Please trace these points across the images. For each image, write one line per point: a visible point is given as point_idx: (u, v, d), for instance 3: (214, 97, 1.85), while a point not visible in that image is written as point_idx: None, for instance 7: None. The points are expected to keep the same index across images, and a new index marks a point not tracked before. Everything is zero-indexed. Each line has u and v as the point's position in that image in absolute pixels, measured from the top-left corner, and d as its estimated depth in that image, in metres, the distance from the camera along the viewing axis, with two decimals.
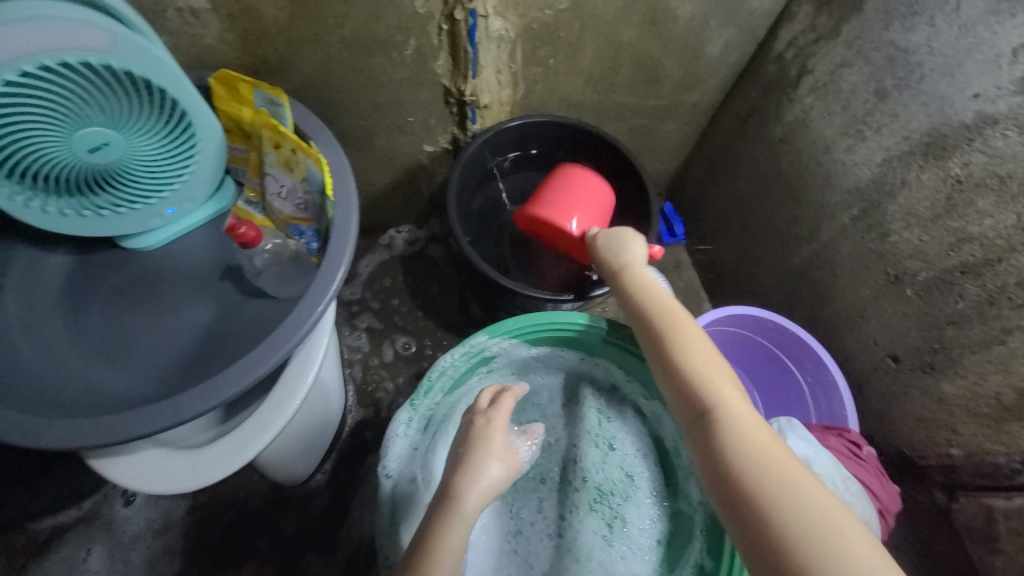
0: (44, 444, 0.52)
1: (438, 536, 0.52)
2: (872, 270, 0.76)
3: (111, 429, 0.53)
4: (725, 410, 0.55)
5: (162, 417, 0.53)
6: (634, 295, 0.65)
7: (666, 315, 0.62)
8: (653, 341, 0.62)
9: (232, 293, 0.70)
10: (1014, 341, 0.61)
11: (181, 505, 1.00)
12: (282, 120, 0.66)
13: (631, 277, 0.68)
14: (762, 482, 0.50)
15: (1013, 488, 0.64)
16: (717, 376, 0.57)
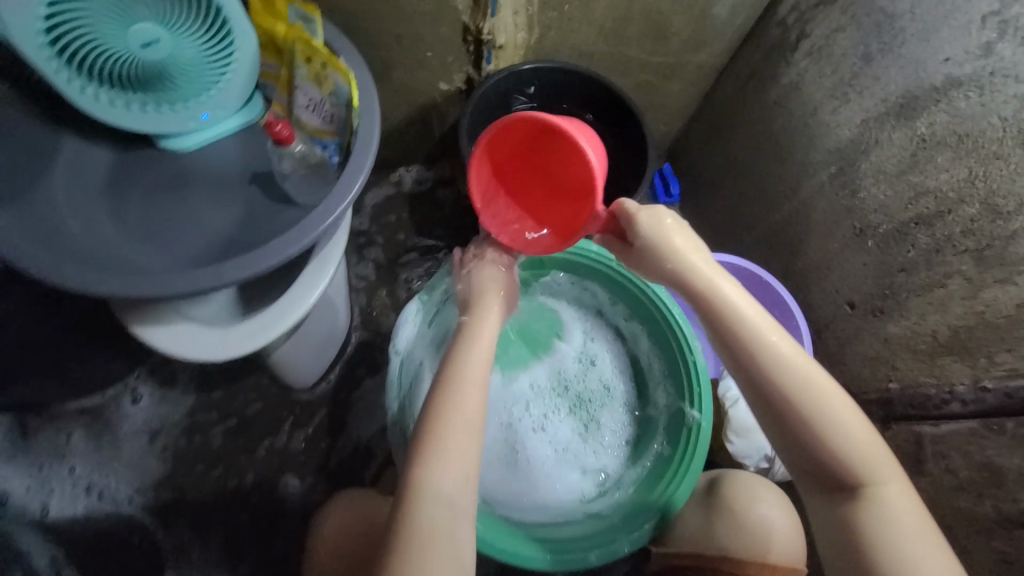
0: (104, 293, 0.59)
1: (472, 342, 0.62)
2: (841, 224, 0.83)
3: (161, 286, 0.60)
4: (856, 469, 0.54)
5: (206, 278, 0.61)
6: (762, 342, 0.56)
7: (803, 371, 0.55)
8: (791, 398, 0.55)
9: (260, 196, 0.77)
10: (953, 284, 0.68)
11: (183, 405, 1.07)
12: (308, 32, 0.72)
13: (731, 311, 0.57)
14: (889, 542, 0.52)
15: (941, 416, 0.71)
16: (857, 439, 0.55)
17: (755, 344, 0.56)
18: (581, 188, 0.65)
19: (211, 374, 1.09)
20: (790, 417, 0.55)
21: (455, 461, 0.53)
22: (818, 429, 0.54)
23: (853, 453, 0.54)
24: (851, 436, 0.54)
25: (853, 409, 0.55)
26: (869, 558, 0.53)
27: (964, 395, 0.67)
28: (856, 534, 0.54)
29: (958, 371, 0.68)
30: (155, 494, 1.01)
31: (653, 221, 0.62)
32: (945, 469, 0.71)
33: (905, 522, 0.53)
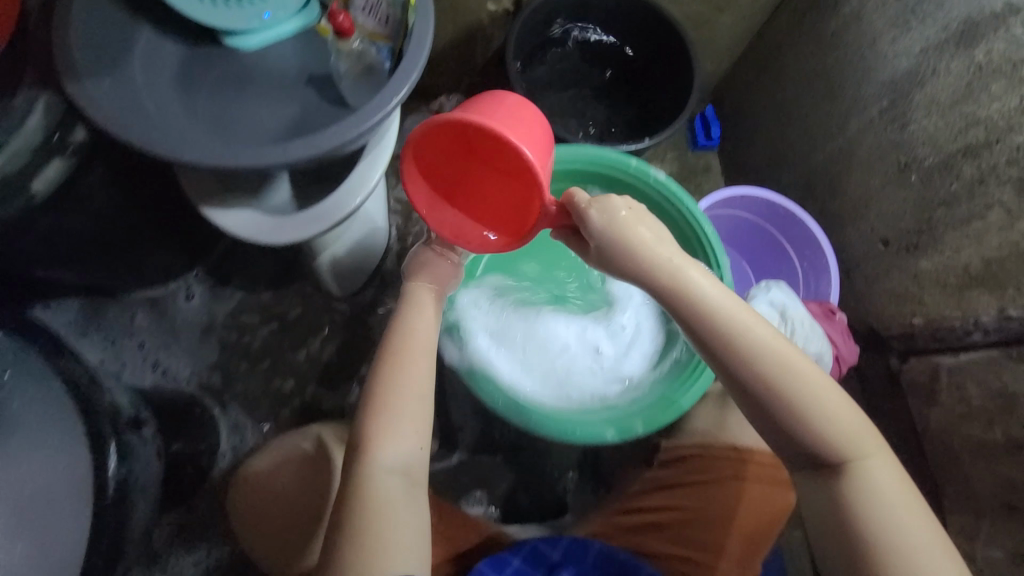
0: (187, 159, 0.65)
1: (409, 338, 0.64)
2: (886, 160, 0.82)
3: (237, 157, 0.66)
4: (838, 448, 0.55)
5: (272, 155, 0.67)
6: (731, 333, 0.55)
7: (776, 355, 0.55)
8: (767, 384, 0.55)
9: (314, 97, 0.81)
10: (992, 215, 0.68)
11: (233, 302, 1.16)
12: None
13: (702, 301, 0.56)
14: (877, 514, 0.53)
15: (964, 347, 0.72)
16: (835, 416, 0.55)
17: (729, 334, 0.55)
18: (518, 172, 0.61)
19: (260, 278, 1.17)
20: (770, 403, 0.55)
21: (395, 439, 0.59)
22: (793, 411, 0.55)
23: (834, 434, 0.55)
24: (831, 416, 0.55)
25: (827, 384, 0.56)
26: (860, 537, 0.53)
27: (988, 325, 0.69)
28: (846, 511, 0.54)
29: (985, 302, 0.69)
30: (209, 376, 1.12)
31: (604, 213, 0.57)
32: (957, 399, 0.73)
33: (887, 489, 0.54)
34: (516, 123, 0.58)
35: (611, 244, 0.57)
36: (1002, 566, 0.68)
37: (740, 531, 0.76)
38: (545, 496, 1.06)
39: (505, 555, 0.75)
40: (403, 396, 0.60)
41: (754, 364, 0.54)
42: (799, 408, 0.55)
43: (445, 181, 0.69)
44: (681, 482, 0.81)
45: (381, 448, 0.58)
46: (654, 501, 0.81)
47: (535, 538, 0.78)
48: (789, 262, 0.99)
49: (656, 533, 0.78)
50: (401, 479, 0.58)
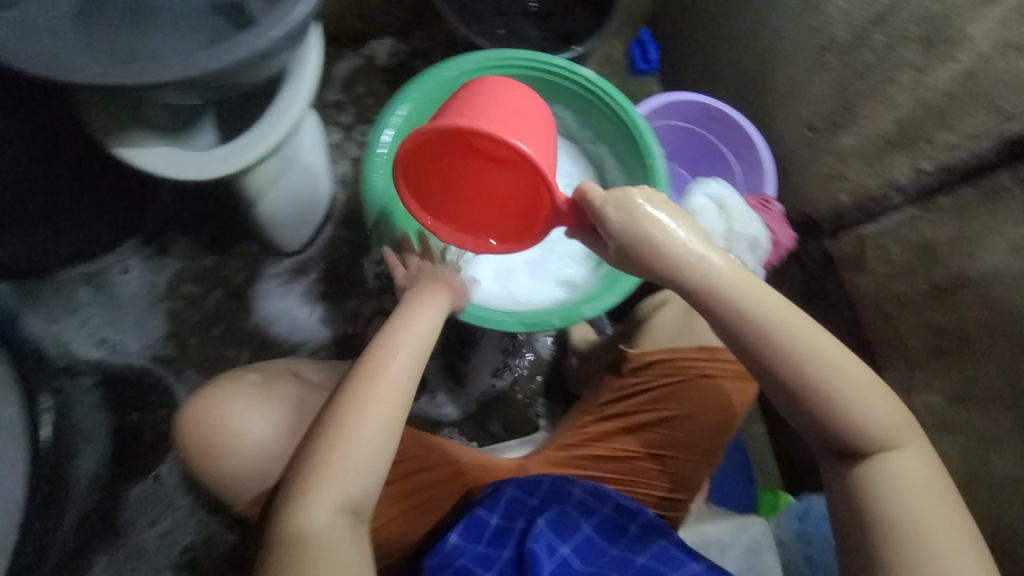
0: (88, 79, 0.65)
1: (392, 358, 0.62)
2: (805, 46, 0.84)
3: (142, 74, 0.66)
4: (872, 436, 0.56)
5: (183, 68, 0.67)
6: (760, 328, 0.55)
7: (809, 347, 0.55)
8: (797, 375, 0.55)
9: (223, 25, 0.76)
10: (902, 78, 0.71)
11: (171, 269, 1.09)
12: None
13: (733, 299, 0.55)
14: (904, 502, 0.54)
15: (885, 212, 0.75)
16: (868, 408, 0.56)
17: (765, 327, 0.55)
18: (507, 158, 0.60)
19: (201, 240, 1.10)
20: (804, 391, 0.56)
21: (333, 480, 0.57)
22: (820, 403, 0.56)
23: (863, 423, 0.56)
24: (867, 406, 0.56)
25: (862, 377, 0.56)
26: (890, 524, 0.54)
27: (905, 184, 0.72)
28: (874, 502, 0.55)
29: (900, 164, 0.72)
30: (163, 346, 1.06)
31: (621, 208, 0.55)
32: (883, 261, 0.76)
33: (913, 477, 0.55)
34: (490, 109, 0.60)
35: (629, 241, 0.56)
36: (942, 409, 0.71)
37: (708, 425, 0.79)
38: (518, 423, 1.08)
39: (482, 513, 0.72)
40: (380, 438, 0.59)
41: (785, 355, 0.55)
42: (828, 397, 0.56)
43: (447, 198, 0.69)
44: (651, 388, 0.80)
45: (353, 493, 0.58)
46: (625, 408, 0.81)
47: (512, 485, 0.75)
48: (728, 164, 1.02)
49: (626, 436, 0.80)
50: (346, 518, 0.58)
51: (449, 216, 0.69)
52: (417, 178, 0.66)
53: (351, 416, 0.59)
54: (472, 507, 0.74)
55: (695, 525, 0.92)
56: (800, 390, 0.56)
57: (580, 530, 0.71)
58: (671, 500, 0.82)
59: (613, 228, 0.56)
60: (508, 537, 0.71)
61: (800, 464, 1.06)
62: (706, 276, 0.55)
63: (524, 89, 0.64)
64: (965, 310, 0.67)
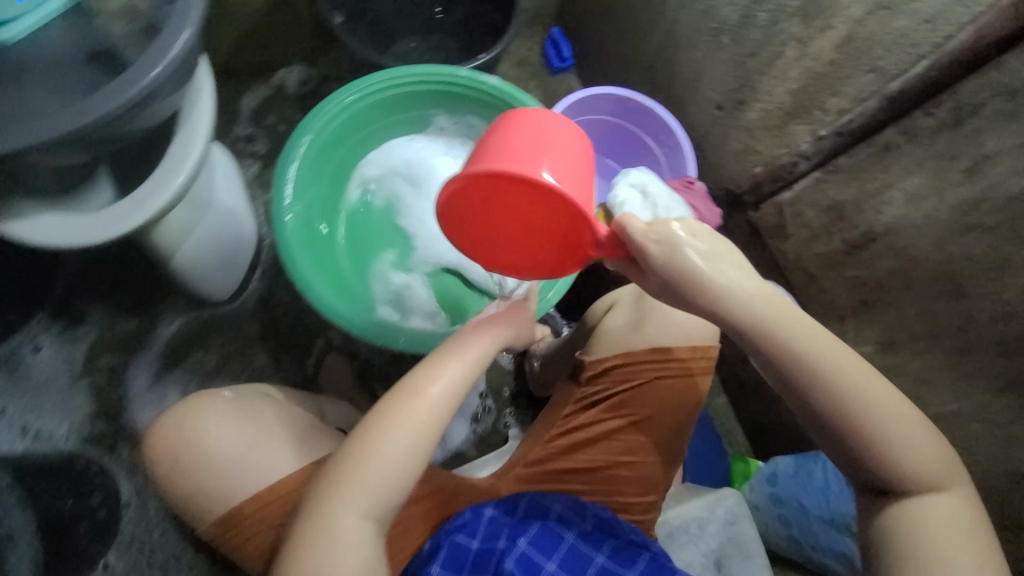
0: None
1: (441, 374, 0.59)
2: (701, 30, 0.87)
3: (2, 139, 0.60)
4: (917, 477, 0.53)
5: (55, 123, 0.62)
6: (812, 356, 0.53)
7: (861, 376, 0.53)
8: (846, 402, 0.53)
9: (100, 75, 0.70)
10: (789, 50, 0.73)
11: (90, 340, 1.00)
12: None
13: (789, 331, 0.53)
14: (937, 537, 0.51)
15: (795, 178, 0.78)
16: (915, 448, 0.53)
17: (818, 354, 0.53)
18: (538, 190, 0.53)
19: (119, 304, 1.02)
20: (853, 423, 0.53)
21: (365, 483, 0.54)
22: (865, 436, 0.53)
23: (911, 461, 0.53)
24: (916, 446, 0.53)
25: (917, 419, 0.53)
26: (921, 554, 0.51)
27: (808, 151, 0.75)
28: (912, 536, 0.52)
29: (801, 132, 0.75)
30: (91, 425, 0.97)
31: (664, 243, 0.51)
32: (801, 225, 0.79)
33: (952, 522, 0.52)
34: (516, 148, 0.55)
35: (670, 280, 0.52)
36: (873, 357, 0.75)
37: (674, 424, 0.78)
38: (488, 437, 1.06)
39: (461, 539, 0.68)
40: (415, 451, 0.56)
41: (839, 378, 0.53)
42: (875, 433, 0.53)
43: (493, 245, 0.62)
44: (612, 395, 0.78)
45: (387, 505, 0.56)
46: (589, 419, 0.78)
47: (491, 506, 0.72)
48: (651, 151, 1.04)
49: (594, 448, 0.77)
50: (370, 527, 0.54)
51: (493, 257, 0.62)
52: (461, 226, 0.61)
53: (399, 427, 0.56)
54: (446, 531, 0.69)
55: (673, 507, 0.92)
56: (848, 415, 0.53)
57: (564, 540, 0.69)
58: (645, 504, 0.80)
59: (653, 256, 0.52)
60: (490, 560, 0.66)
61: (764, 428, 1.08)
62: (763, 306, 0.53)
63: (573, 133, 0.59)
64: (877, 262, 0.71)
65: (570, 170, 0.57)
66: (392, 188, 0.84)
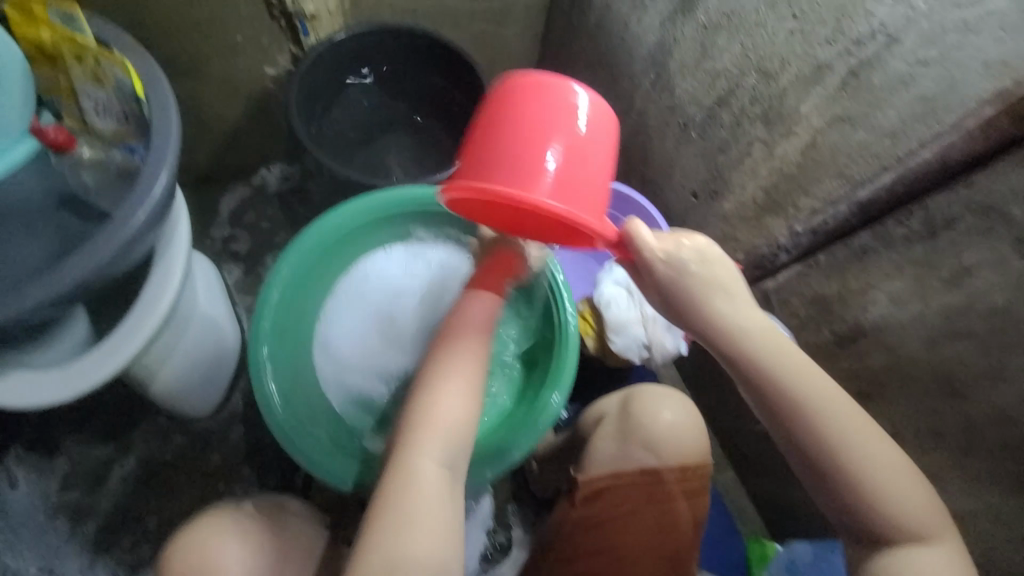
0: None
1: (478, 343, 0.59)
2: (670, 124, 0.89)
3: None
4: (905, 528, 0.53)
5: (21, 299, 0.60)
6: (806, 381, 0.54)
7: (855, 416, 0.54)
8: (847, 441, 0.53)
9: (73, 223, 0.70)
10: (755, 151, 0.75)
11: (67, 468, 0.96)
12: (52, 14, 0.65)
13: (790, 365, 0.53)
14: None
15: (778, 269, 0.78)
16: (905, 500, 0.53)
17: (813, 378, 0.54)
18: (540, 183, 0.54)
19: (97, 427, 0.98)
20: (848, 474, 0.53)
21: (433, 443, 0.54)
22: (862, 479, 0.53)
23: (903, 512, 0.53)
24: (905, 491, 0.53)
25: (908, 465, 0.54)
26: None
27: (786, 245, 0.75)
28: None
29: (777, 226, 0.76)
30: (65, 565, 0.91)
31: (669, 265, 0.53)
32: (789, 314, 0.78)
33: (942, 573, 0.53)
34: (525, 139, 0.56)
35: (676, 290, 0.53)
36: None
37: (687, 526, 0.77)
38: None
39: None
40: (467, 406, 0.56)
41: (840, 408, 0.53)
42: (869, 482, 0.53)
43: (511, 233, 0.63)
44: (609, 516, 0.77)
45: (456, 457, 0.55)
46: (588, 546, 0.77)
47: None
48: None
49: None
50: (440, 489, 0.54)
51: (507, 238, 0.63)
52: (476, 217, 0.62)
53: (464, 378, 0.57)
54: None
55: None
56: (844, 461, 0.53)
57: None
58: None
59: (656, 263, 0.53)
60: None
61: (775, 505, 1.04)
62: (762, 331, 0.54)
63: (614, 117, 0.60)
64: (870, 357, 0.69)
65: (597, 162, 0.57)
66: (368, 306, 0.81)
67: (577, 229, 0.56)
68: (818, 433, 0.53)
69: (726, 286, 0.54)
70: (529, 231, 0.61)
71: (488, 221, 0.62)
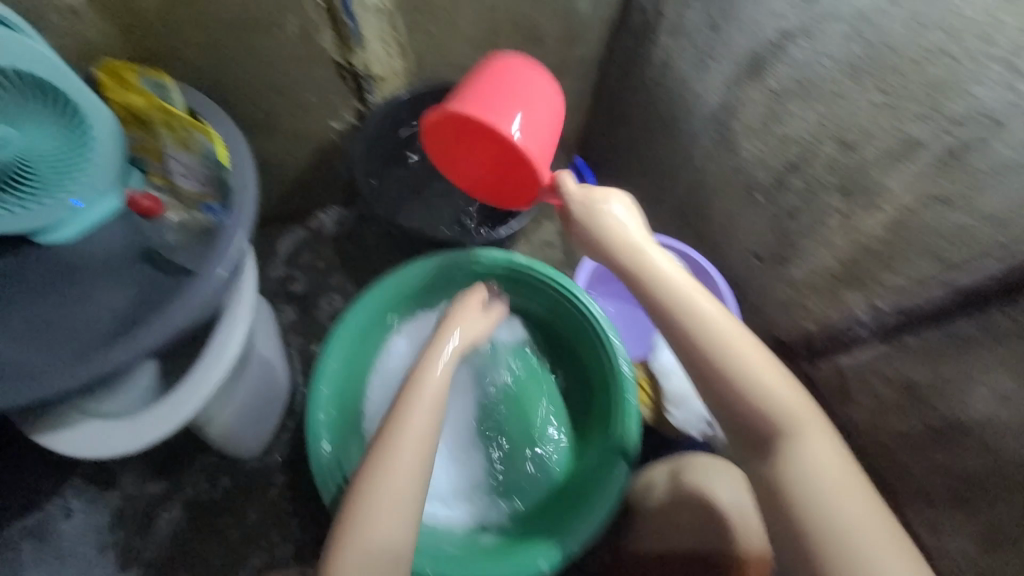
0: None
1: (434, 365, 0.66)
2: (733, 184, 0.86)
3: (54, 380, 0.61)
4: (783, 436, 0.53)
5: (108, 362, 0.62)
6: (669, 295, 0.56)
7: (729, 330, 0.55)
8: (722, 359, 0.54)
9: (152, 275, 0.73)
10: (833, 221, 0.72)
11: (123, 501, 0.99)
12: (145, 83, 0.71)
13: (663, 281, 0.57)
14: (820, 512, 0.50)
15: (856, 344, 0.73)
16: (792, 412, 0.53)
17: (693, 312, 0.55)
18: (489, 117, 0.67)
19: (153, 461, 1.02)
20: (726, 387, 0.53)
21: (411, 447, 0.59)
22: (743, 390, 0.53)
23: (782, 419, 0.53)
24: (779, 400, 0.53)
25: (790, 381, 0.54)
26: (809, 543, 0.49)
27: (868, 321, 0.71)
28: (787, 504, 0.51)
29: (856, 300, 0.72)
30: None
31: (586, 203, 0.62)
32: (872, 396, 0.73)
33: (834, 487, 0.50)
34: (485, 91, 0.70)
35: (582, 225, 0.62)
36: (976, 557, 0.62)
37: None
38: None
39: None
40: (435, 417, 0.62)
41: (712, 317, 0.55)
42: (749, 395, 0.53)
43: (472, 178, 0.74)
44: None
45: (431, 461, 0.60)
46: None
47: None
48: None
49: None
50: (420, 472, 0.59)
51: (469, 180, 0.75)
52: (444, 163, 0.74)
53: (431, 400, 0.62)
54: None
55: None
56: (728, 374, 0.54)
57: None
58: None
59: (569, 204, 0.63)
60: None
61: None
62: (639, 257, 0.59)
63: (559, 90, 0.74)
64: (966, 455, 0.62)
65: (545, 114, 0.71)
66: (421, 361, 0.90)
67: (521, 164, 0.68)
68: (690, 351, 0.55)
69: (612, 215, 0.61)
70: (486, 174, 0.73)
71: (460, 178, 0.75)
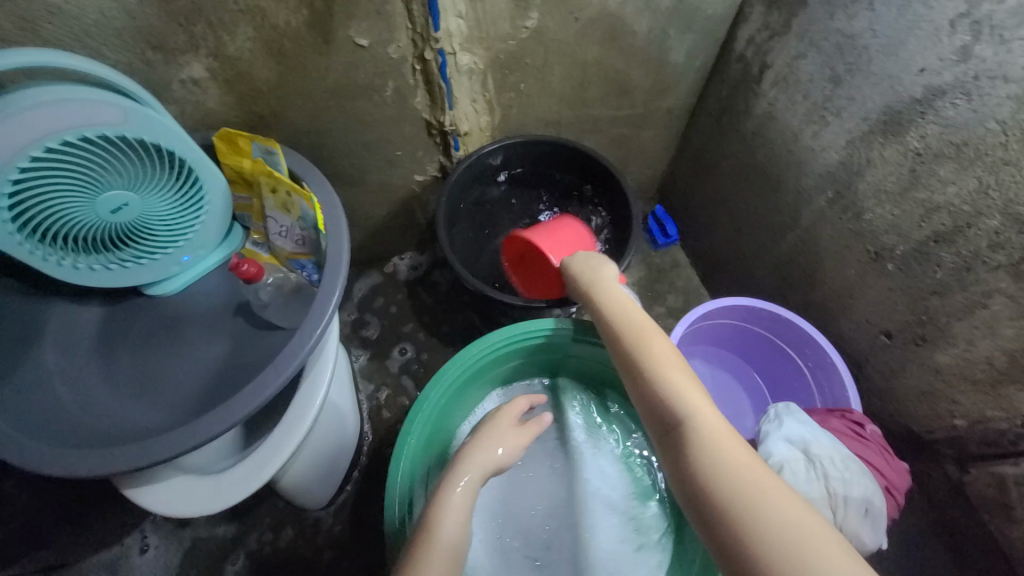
0: (82, 473, 0.57)
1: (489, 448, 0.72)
2: (853, 249, 0.77)
3: (140, 454, 0.58)
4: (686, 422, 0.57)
5: (198, 432, 0.59)
6: (609, 314, 0.69)
7: (648, 336, 0.65)
8: (632, 356, 0.64)
9: (245, 328, 0.75)
10: (996, 304, 0.63)
11: (197, 541, 1.01)
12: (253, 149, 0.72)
13: (609, 302, 0.70)
14: (718, 476, 0.52)
15: (1018, 454, 0.66)
16: (700, 401, 0.58)
17: (622, 322, 0.68)
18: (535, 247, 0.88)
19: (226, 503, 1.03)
20: (643, 378, 0.62)
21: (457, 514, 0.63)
22: (653, 381, 0.61)
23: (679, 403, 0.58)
24: (685, 392, 0.59)
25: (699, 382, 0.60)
26: (714, 507, 0.50)
27: None
28: (690, 476, 0.54)
29: None
30: None
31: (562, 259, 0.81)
32: None
33: (731, 459, 0.53)
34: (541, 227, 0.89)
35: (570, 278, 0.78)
36: None
37: None
38: None
39: None
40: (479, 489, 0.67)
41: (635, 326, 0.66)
42: (663, 387, 0.60)
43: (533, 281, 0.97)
44: None
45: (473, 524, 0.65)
46: None
47: None
48: (789, 358, 0.90)
49: None
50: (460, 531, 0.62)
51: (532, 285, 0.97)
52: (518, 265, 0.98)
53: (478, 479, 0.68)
54: None
55: None
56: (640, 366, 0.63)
57: None
58: None
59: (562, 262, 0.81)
60: None
61: None
62: (598, 286, 0.73)
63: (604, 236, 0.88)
64: None
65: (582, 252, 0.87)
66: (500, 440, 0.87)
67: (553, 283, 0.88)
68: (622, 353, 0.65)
69: (585, 265, 0.76)
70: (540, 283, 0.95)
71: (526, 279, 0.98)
